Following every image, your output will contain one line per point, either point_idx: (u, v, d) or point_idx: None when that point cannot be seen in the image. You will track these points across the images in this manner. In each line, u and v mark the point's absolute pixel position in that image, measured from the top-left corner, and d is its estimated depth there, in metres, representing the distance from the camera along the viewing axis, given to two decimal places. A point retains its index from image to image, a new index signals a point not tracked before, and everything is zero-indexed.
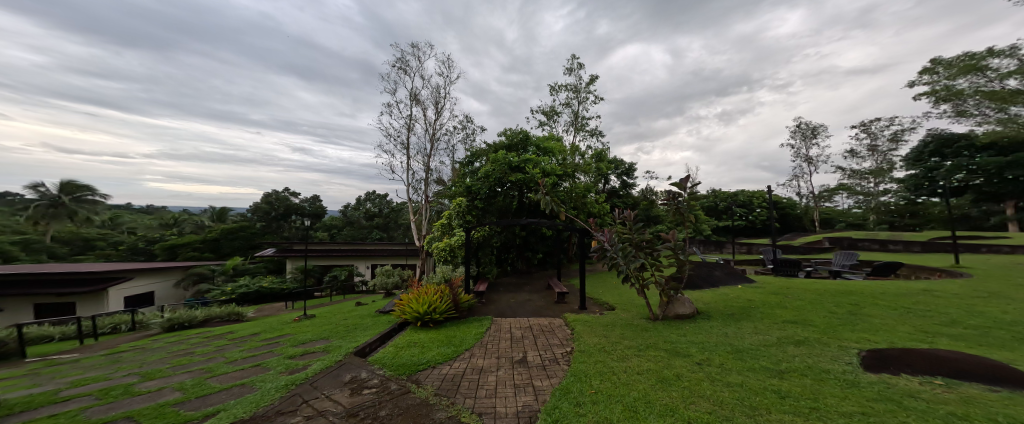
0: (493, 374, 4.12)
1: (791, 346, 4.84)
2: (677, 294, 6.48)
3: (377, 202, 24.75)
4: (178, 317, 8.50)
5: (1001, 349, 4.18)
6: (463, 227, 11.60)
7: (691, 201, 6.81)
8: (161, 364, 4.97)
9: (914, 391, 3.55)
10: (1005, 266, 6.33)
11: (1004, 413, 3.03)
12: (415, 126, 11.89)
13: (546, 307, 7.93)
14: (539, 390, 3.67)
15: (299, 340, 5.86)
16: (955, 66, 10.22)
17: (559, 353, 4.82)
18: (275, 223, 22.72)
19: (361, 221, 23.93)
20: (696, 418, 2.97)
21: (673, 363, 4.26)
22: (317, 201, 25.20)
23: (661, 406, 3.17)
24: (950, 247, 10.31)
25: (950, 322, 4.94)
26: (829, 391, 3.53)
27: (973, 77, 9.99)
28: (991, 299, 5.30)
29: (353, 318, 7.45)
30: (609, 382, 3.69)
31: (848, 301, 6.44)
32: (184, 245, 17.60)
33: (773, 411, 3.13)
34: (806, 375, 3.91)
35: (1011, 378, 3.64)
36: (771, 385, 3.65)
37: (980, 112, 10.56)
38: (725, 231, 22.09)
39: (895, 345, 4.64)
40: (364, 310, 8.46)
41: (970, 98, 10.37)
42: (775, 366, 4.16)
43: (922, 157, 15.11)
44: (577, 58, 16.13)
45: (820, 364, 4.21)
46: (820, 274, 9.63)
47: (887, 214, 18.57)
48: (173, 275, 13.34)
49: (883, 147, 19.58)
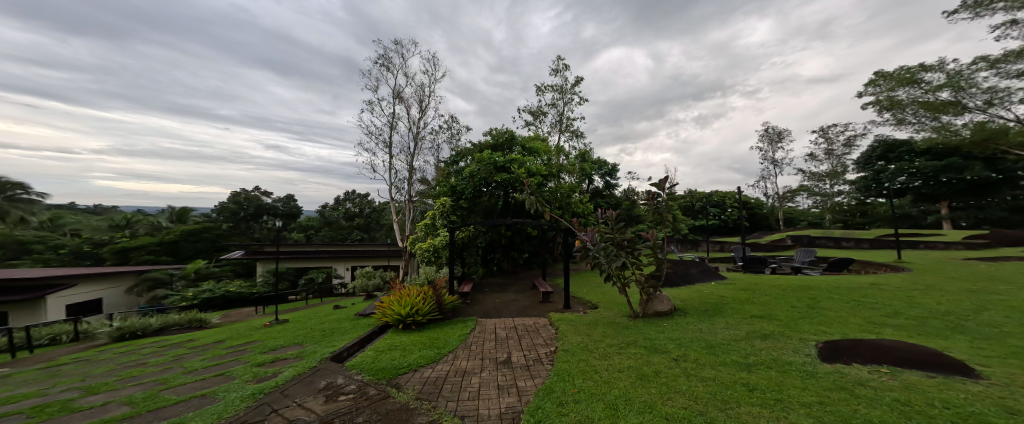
0: (477, 375, 4.20)
1: (758, 341, 5.12)
2: (656, 292, 6.73)
3: (357, 202, 24.28)
4: (130, 326, 8.20)
5: (937, 337, 4.54)
6: (447, 227, 11.65)
7: (670, 201, 7.09)
8: (109, 377, 4.82)
9: (863, 379, 3.84)
10: (943, 260, 6.84)
11: (940, 398, 3.35)
12: (397, 124, 12.71)
13: (531, 307, 8.06)
14: (524, 391, 3.76)
15: (270, 346, 5.77)
16: (893, 78, 10.31)
17: (543, 353, 4.94)
18: (244, 224, 21.95)
19: (340, 222, 23.47)
20: (673, 413, 3.13)
21: (653, 359, 4.46)
22: (292, 200, 24.61)
23: (641, 403, 3.31)
24: (895, 243, 11.12)
25: (893, 314, 5.33)
26: (792, 383, 3.77)
27: (910, 89, 10.04)
28: (927, 290, 5.74)
29: (331, 322, 7.36)
30: (591, 381, 3.83)
31: (807, 295, 6.85)
32: (137, 247, 16.80)
33: (743, 404, 3.33)
34: (771, 367, 4.17)
35: (944, 365, 3.99)
36: (740, 378, 3.87)
37: (918, 120, 10.45)
38: (701, 230, 22.83)
39: (847, 336, 4.99)
40: (342, 313, 8.32)
41: (908, 109, 10.27)
42: (745, 360, 4.40)
43: (871, 160, 16.62)
44: (562, 60, 16.68)
45: (784, 357, 4.49)
46: (783, 271, 10.13)
47: (840, 214, 19.49)
48: (123, 281, 12.74)
49: (838, 151, 20.74)
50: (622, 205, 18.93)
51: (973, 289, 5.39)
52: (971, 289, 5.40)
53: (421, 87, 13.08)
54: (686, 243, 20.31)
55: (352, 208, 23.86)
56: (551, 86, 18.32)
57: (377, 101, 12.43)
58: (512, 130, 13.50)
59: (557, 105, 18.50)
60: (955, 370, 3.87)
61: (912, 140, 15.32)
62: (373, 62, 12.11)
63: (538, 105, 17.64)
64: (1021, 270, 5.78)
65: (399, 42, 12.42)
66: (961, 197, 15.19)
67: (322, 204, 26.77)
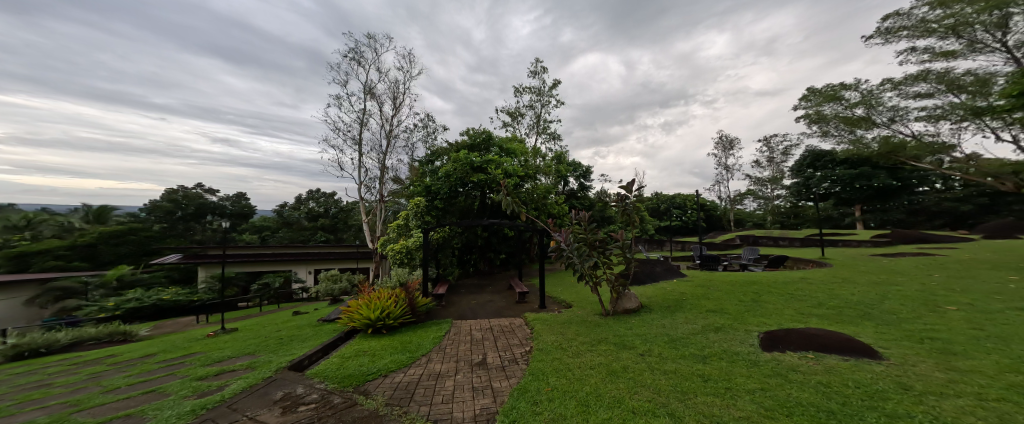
0: (451, 378, 4.39)
1: (711, 333, 5.62)
2: (625, 290, 7.16)
3: (321, 201, 23.50)
4: (30, 343, 7.64)
5: (851, 324, 5.18)
6: (421, 227, 11.66)
7: (637, 202, 7.54)
8: (6, 401, 4.60)
9: (794, 365, 4.35)
10: (857, 256, 7.76)
11: (854, 379, 3.90)
12: (369, 121, 12.68)
13: (507, 308, 8.34)
14: (499, 392, 4.00)
15: (214, 358, 5.67)
16: (820, 95, 11.34)
17: (518, 353, 5.20)
18: (181, 225, 20.77)
19: (302, 222, 22.55)
20: (638, 407, 3.45)
21: (621, 355, 4.82)
22: (243, 199, 23.85)
23: (611, 398, 3.63)
24: (820, 241, 12.32)
25: (818, 304, 6.00)
26: (739, 371, 4.24)
27: (833, 104, 11.07)
28: (843, 283, 6.51)
29: (290, 329, 7.29)
30: (564, 379, 4.12)
31: (751, 290, 7.52)
32: (41, 252, 14.66)
33: (699, 394, 3.71)
34: (723, 358, 4.63)
35: (856, 348, 4.60)
36: (697, 370, 4.28)
37: (838, 133, 11.40)
38: (665, 231, 23.87)
39: (782, 326, 5.58)
40: (301, 320, 8.21)
41: (831, 123, 11.25)
42: (700, 352, 4.85)
43: (802, 168, 18.93)
44: (540, 62, 17.17)
45: (733, 347, 4.98)
46: (734, 268, 10.90)
47: (779, 215, 21.06)
48: (22, 293, 11.59)
49: (778, 159, 22.42)
50: (595, 207, 19.61)
51: (880, 281, 6.18)
52: (878, 281, 6.19)
53: (395, 84, 13.04)
54: (653, 243, 21.21)
55: (316, 208, 22.93)
56: (529, 88, 18.70)
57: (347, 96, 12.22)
58: (489, 130, 13.76)
59: (535, 107, 18.88)
60: (865, 353, 4.48)
61: (833, 150, 17.64)
62: (343, 56, 11.98)
63: (515, 106, 17.91)
64: (917, 264, 6.69)
65: (372, 37, 12.34)
66: (871, 201, 17.69)
67: (281, 203, 25.64)
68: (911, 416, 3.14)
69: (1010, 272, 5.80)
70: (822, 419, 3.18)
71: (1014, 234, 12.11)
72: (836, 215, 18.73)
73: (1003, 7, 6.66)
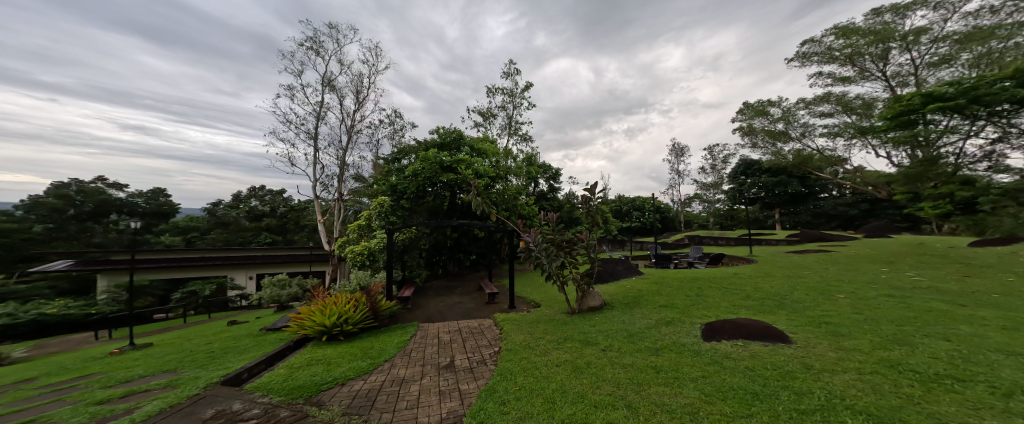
0: (416, 383, 4.57)
1: (664, 326, 6.16)
2: (590, 289, 7.63)
3: (266, 199, 21.72)
4: None
5: (771, 313, 5.87)
6: (385, 227, 11.63)
7: (601, 204, 8.05)
8: None
9: (728, 352, 4.89)
10: (776, 253, 8.77)
11: (769, 361, 4.46)
12: (326, 115, 12.45)
13: (478, 309, 8.56)
14: (465, 394, 4.20)
15: (119, 378, 5.20)
16: (752, 109, 13.31)
17: (488, 354, 5.48)
18: (77, 225, 15.36)
19: (242, 222, 20.44)
20: (600, 400, 3.76)
21: (585, 352, 5.22)
22: (163, 196, 19.25)
23: (575, 394, 3.93)
24: (749, 240, 13.60)
25: (745, 297, 6.74)
26: (685, 361, 4.72)
27: (762, 118, 13.01)
28: (766, 276, 7.37)
29: (221, 341, 6.97)
30: (531, 378, 4.43)
31: (695, 285, 8.28)
32: None
33: (653, 384, 4.08)
34: (672, 350, 5.13)
35: (772, 333, 5.22)
36: (651, 362, 4.73)
37: (763, 145, 13.57)
38: (626, 232, 24.95)
39: (718, 317, 6.24)
40: (236, 331, 7.85)
41: (758, 135, 13.33)
42: (653, 345, 5.35)
43: (737, 176, 20.86)
44: (514, 63, 17.58)
45: (681, 339, 5.52)
46: (682, 265, 11.77)
47: (720, 217, 22.76)
48: None
49: (720, 166, 24.19)
50: (564, 208, 20.24)
51: (790, 274, 7.10)
52: (789, 274, 7.10)
53: (357, 78, 12.88)
54: (615, 243, 22.23)
55: (261, 207, 21.24)
56: (501, 89, 19.04)
57: (301, 88, 11.89)
58: (460, 130, 13.93)
59: (507, 109, 19.23)
60: (779, 337, 5.09)
61: (759, 160, 19.90)
62: (302, 45, 11.71)
63: (488, 106, 18.16)
64: (818, 259, 7.76)
65: (333, 28, 12.09)
66: (787, 206, 19.58)
67: (212, 201, 22.68)
68: (811, 392, 3.62)
69: (882, 265, 6.95)
70: (748, 400, 3.57)
71: (885, 233, 13.95)
72: (761, 217, 20.56)
73: (883, 43, 10.99)
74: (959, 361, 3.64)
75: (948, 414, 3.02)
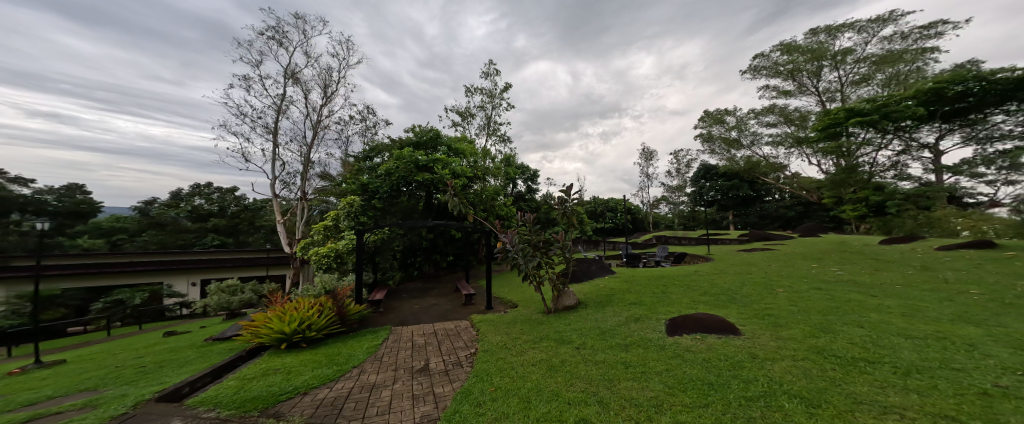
0: (389, 388, 4.63)
1: (632, 323, 6.49)
2: (565, 289, 7.89)
3: (213, 198, 19.52)
4: None
5: (723, 306, 6.32)
6: (354, 228, 11.52)
7: (576, 205, 8.33)
8: None
9: (687, 345, 5.22)
10: (726, 252, 9.35)
11: (722, 352, 4.84)
12: (288, 109, 12.19)
13: (454, 311, 8.66)
14: (440, 397, 4.31)
15: (24, 401, 4.56)
16: (710, 119, 15.49)
17: (463, 356, 5.62)
18: None
19: (183, 222, 18.11)
20: (573, 397, 3.95)
21: (559, 350, 5.46)
22: (82, 192, 16.80)
23: (550, 392, 4.11)
24: (708, 240, 14.41)
25: (704, 293, 7.19)
26: (650, 355, 5.03)
27: (717, 127, 15.24)
28: (721, 273, 7.93)
29: (152, 355, 6.41)
30: (507, 378, 4.60)
31: (661, 282, 8.79)
32: None
33: (623, 379, 4.32)
34: (639, 345, 5.45)
35: (724, 326, 5.61)
36: (622, 359, 4.99)
37: (719, 151, 15.67)
38: (601, 232, 25.60)
39: (678, 312, 6.66)
40: (171, 344, 7.25)
41: (716, 141, 15.46)
42: (622, 341, 5.66)
43: (698, 180, 21.62)
44: (493, 64, 17.78)
45: (647, 334, 5.85)
46: (650, 264, 12.34)
47: (684, 218, 23.90)
48: None
49: (684, 170, 25.35)
50: (541, 209, 20.54)
51: (741, 271, 7.65)
52: (739, 271, 7.68)
53: (325, 72, 12.68)
54: (591, 243, 23.01)
55: (205, 206, 18.95)
56: (480, 89, 19.13)
57: (259, 79, 11.59)
58: (437, 129, 13.94)
59: (486, 109, 19.37)
60: (729, 331, 5.48)
61: (715, 164, 20.93)
62: (264, 34, 11.44)
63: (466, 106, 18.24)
64: (763, 256, 8.41)
65: (299, 19, 11.86)
66: (737, 207, 20.85)
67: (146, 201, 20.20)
68: (755, 379, 3.96)
69: (812, 261, 7.66)
70: (706, 391, 3.85)
71: (817, 233, 15.11)
72: (717, 217, 21.79)
73: (818, 60, 13.85)
74: (869, 345, 4.14)
75: (862, 393, 3.39)
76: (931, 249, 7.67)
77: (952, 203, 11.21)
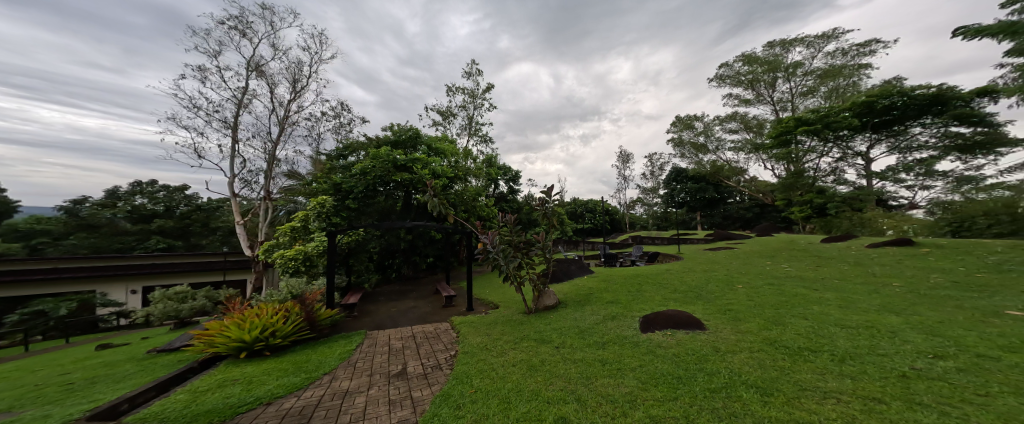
0: (365, 394, 4.69)
1: (609, 321, 6.76)
2: (545, 289, 8.09)
3: (158, 198, 18.22)
4: None
5: (690, 302, 6.68)
6: (325, 230, 11.29)
7: (556, 206, 8.52)
8: None
9: (657, 341, 5.50)
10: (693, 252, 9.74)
11: (691, 345, 5.14)
12: (252, 105, 11.90)
13: (433, 313, 8.72)
14: (419, 401, 4.41)
15: None
16: (680, 124, 16.07)
17: (444, 359, 5.71)
18: None
19: (121, 224, 16.75)
20: (553, 396, 4.13)
21: (539, 350, 5.65)
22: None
23: (530, 392, 4.28)
24: (678, 240, 14.98)
25: (671, 291, 7.55)
26: (625, 352, 5.27)
27: (686, 132, 15.83)
28: (690, 271, 8.34)
29: (83, 371, 6.03)
30: (488, 379, 4.74)
31: (636, 280, 9.15)
32: None
33: (599, 377, 4.53)
34: (615, 343, 5.69)
35: (692, 321, 5.92)
36: (599, 356, 5.22)
37: (688, 155, 16.26)
38: (580, 233, 26.03)
39: (648, 309, 6.99)
40: (109, 357, 6.83)
41: (684, 145, 16.13)
42: (600, 339, 5.90)
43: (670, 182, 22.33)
44: (476, 64, 17.87)
45: (622, 332, 6.12)
46: (626, 263, 12.76)
47: (658, 219, 24.65)
48: None
49: (658, 173, 26.13)
50: (523, 210, 20.74)
51: (707, 268, 8.06)
52: (704, 269, 8.10)
53: (295, 66, 12.46)
54: (570, 243, 23.42)
55: (150, 206, 17.67)
56: (462, 89, 19.17)
57: (218, 71, 11.26)
58: (417, 128, 13.92)
59: (467, 109, 19.44)
60: (698, 325, 5.80)
61: (684, 168, 21.70)
62: (226, 24, 11.14)
63: (448, 105, 18.20)
64: (726, 255, 8.90)
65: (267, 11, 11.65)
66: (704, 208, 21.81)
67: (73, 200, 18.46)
68: (720, 371, 4.24)
69: (768, 259, 8.16)
70: (674, 385, 4.09)
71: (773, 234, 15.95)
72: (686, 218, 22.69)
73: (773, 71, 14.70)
74: (812, 335, 4.51)
75: (806, 380, 3.72)
76: (863, 246, 8.34)
77: (880, 205, 12.35)
